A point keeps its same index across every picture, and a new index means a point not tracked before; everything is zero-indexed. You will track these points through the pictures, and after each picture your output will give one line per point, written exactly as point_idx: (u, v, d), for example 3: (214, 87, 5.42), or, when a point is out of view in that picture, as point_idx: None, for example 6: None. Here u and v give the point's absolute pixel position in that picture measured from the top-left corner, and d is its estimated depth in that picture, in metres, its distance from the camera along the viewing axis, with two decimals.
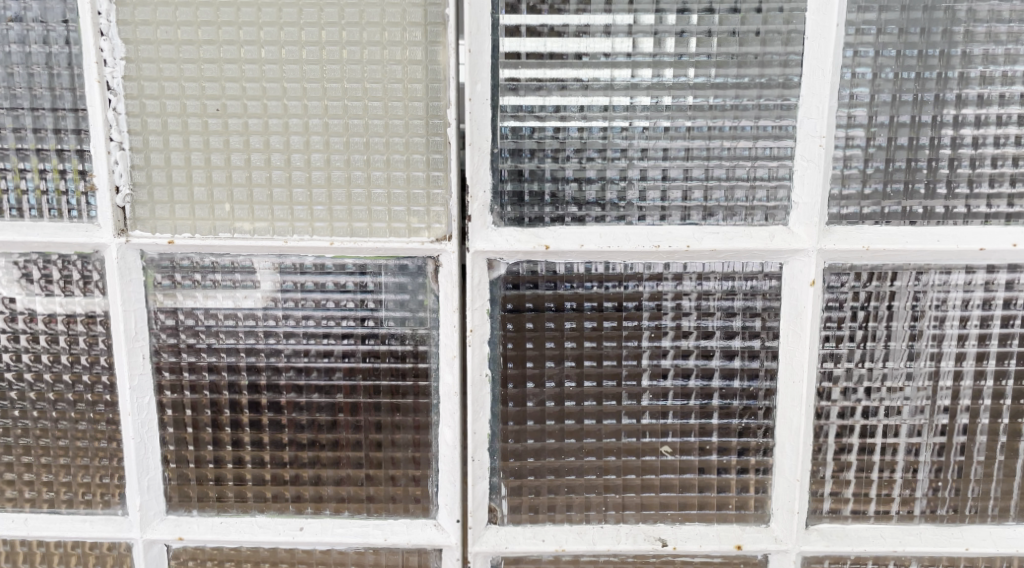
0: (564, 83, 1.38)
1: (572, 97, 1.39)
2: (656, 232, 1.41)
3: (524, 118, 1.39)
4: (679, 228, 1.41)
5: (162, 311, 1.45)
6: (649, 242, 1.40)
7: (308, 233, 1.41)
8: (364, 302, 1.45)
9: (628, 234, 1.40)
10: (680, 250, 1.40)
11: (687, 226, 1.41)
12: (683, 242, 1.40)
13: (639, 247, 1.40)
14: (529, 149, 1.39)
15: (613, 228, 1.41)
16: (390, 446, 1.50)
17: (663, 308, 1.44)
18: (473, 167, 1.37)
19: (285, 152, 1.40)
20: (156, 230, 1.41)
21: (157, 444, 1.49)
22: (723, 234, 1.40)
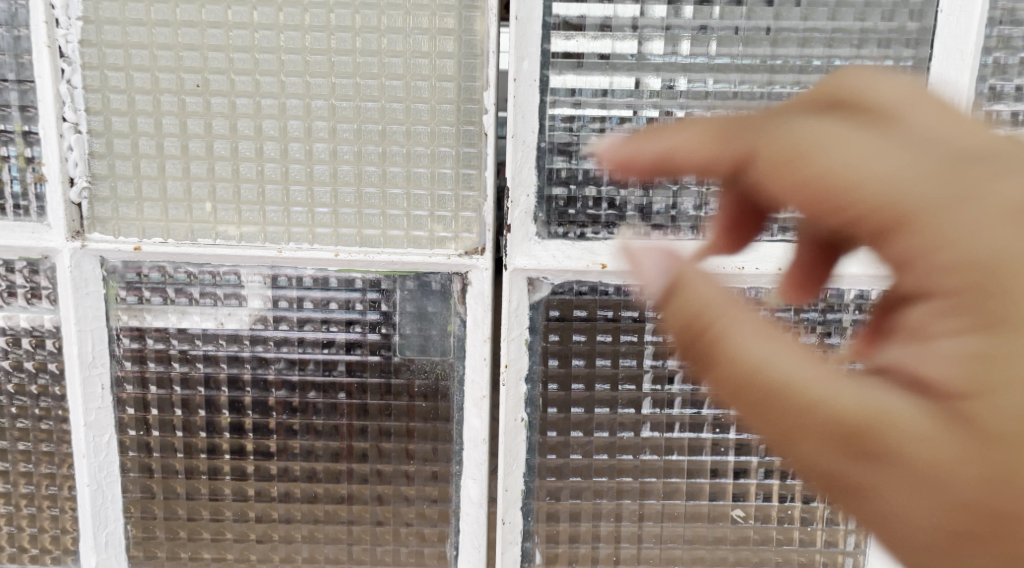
0: (634, 60, 1.12)
1: (643, 80, 1.12)
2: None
3: (583, 104, 1.12)
4: (769, 246, 1.14)
5: (126, 332, 1.18)
6: (730, 262, 1.13)
7: (308, 240, 1.15)
8: (376, 327, 1.18)
9: None
10: (770, 273, 1.13)
11: (777, 242, 1.14)
12: (772, 263, 1.14)
13: (719, 268, 1.13)
14: (586, 144, 1.13)
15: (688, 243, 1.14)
16: (401, 501, 1.23)
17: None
18: (515, 169, 1.11)
19: (281, 140, 1.12)
20: (120, 233, 1.14)
21: (118, 493, 1.22)
22: None
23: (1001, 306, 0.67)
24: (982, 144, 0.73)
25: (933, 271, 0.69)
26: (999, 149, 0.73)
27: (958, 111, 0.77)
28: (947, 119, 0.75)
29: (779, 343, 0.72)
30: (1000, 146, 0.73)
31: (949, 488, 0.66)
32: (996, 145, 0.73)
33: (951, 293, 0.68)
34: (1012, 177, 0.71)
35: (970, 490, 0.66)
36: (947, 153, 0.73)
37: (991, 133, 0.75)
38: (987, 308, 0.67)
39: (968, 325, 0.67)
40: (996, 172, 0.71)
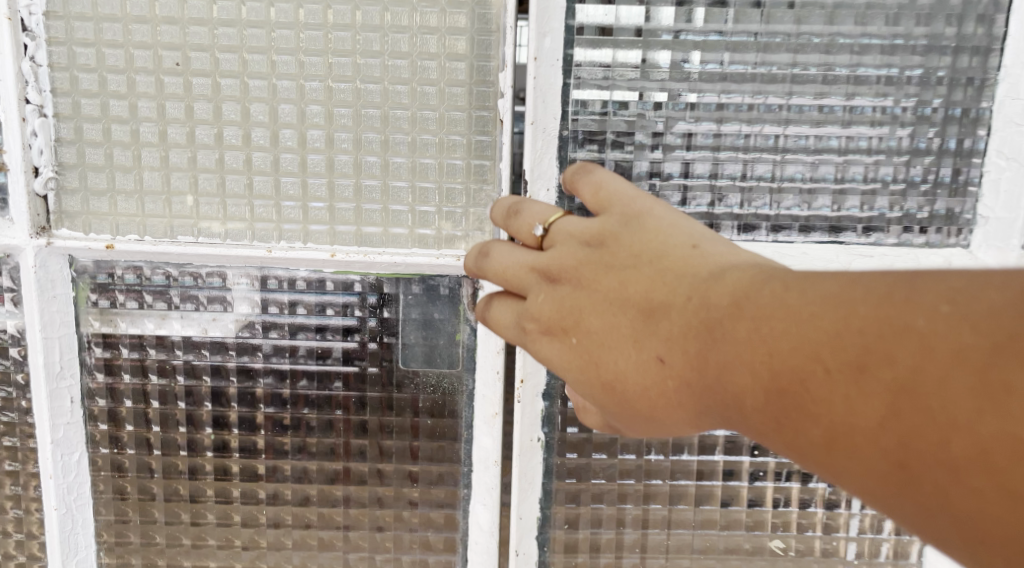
0: (679, 38, 1.00)
1: (688, 60, 1.00)
2: (785, 252, 1.02)
3: (614, 86, 1.00)
4: (819, 249, 1.02)
5: (97, 339, 1.06)
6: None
7: (301, 239, 1.02)
8: (377, 335, 1.06)
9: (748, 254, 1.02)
10: None
11: (827, 244, 1.02)
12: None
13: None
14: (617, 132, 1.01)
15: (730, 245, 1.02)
16: (403, 528, 1.11)
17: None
18: (534, 158, 1.00)
19: (271, 126, 1.00)
20: (90, 229, 1.02)
21: (89, 518, 1.10)
22: (877, 258, 1.02)
23: (644, 360, 0.79)
24: (579, 268, 0.83)
25: (616, 367, 0.81)
26: (606, 235, 0.83)
27: (569, 221, 0.85)
28: (575, 249, 0.84)
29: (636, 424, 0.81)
30: (616, 230, 0.83)
31: (847, 451, 0.71)
32: (612, 233, 0.83)
33: (644, 391, 0.79)
34: (609, 271, 0.82)
35: (820, 430, 0.71)
36: (565, 292, 0.83)
37: (591, 233, 0.84)
38: (650, 376, 0.79)
39: (655, 390, 0.79)
40: (609, 272, 0.82)
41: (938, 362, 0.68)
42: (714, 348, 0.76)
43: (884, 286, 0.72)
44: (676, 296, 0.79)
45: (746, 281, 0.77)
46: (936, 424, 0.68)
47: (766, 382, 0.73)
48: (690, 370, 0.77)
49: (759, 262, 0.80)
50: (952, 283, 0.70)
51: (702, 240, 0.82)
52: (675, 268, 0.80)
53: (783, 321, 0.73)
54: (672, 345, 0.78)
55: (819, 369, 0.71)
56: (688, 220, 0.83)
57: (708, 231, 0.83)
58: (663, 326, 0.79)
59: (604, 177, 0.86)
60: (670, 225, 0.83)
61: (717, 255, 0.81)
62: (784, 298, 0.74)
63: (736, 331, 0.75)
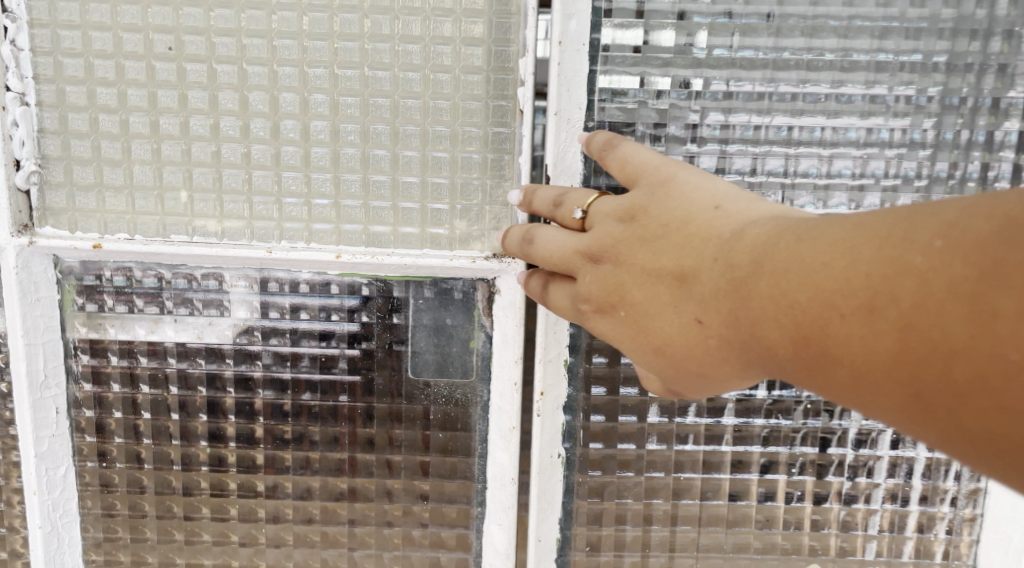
0: (733, 20, 0.92)
1: (736, 44, 0.92)
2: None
3: (648, 73, 0.93)
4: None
5: (84, 346, 0.99)
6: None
7: (303, 238, 0.95)
8: (385, 342, 0.98)
9: None
10: None
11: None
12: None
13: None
14: (647, 124, 0.93)
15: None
16: (413, 550, 1.03)
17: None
18: (556, 151, 0.92)
19: (272, 116, 0.92)
20: (77, 227, 0.94)
21: (77, 536, 1.02)
22: None
23: (683, 323, 0.82)
24: (617, 246, 0.84)
25: (662, 331, 0.83)
26: (637, 210, 0.84)
27: (604, 201, 0.86)
28: (611, 227, 0.85)
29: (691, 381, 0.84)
30: (644, 200, 0.84)
31: (882, 398, 0.72)
32: (644, 207, 0.84)
33: (688, 352, 0.82)
34: (641, 243, 0.83)
35: (852, 379, 0.73)
36: (608, 267, 0.85)
37: (624, 208, 0.85)
38: (691, 338, 0.82)
39: (699, 351, 0.81)
40: (638, 241, 0.84)
41: (937, 298, 0.70)
42: (741, 305, 0.78)
43: (884, 228, 0.73)
44: (702, 258, 0.81)
45: (760, 237, 0.78)
46: (942, 356, 0.69)
47: (790, 335, 0.75)
48: (725, 327, 0.79)
49: (781, 214, 0.81)
50: (946, 216, 0.71)
51: (724, 199, 0.82)
52: (699, 232, 0.82)
53: (798, 275, 0.75)
54: (706, 306, 0.80)
55: (834, 316, 0.73)
56: (709, 178, 0.84)
57: (730, 186, 0.84)
58: (694, 289, 0.81)
59: (629, 150, 0.86)
60: (694, 189, 0.83)
61: (739, 213, 0.82)
62: (797, 252, 0.75)
63: (756, 287, 0.77)
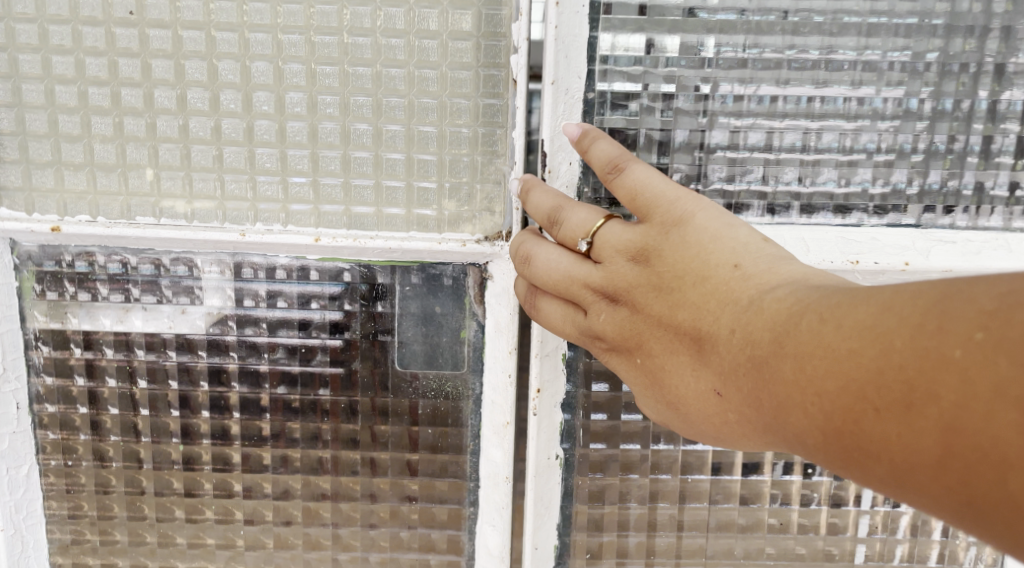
0: None
1: (750, 7, 0.85)
2: (852, 237, 0.87)
3: (655, 36, 0.85)
4: (892, 233, 0.87)
5: (45, 337, 0.92)
6: (841, 255, 0.86)
7: (279, 220, 0.87)
8: (370, 332, 0.91)
9: (815, 237, 0.87)
10: (894, 271, 0.87)
11: (902, 227, 0.88)
12: (897, 258, 0.87)
13: (827, 262, 0.86)
14: (654, 95, 0.86)
15: (783, 228, 0.87)
16: (402, 553, 0.96)
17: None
18: (553, 131, 0.84)
19: (243, 87, 0.85)
20: (33, 209, 0.87)
21: (43, 539, 0.96)
22: (960, 245, 0.87)
23: (702, 392, 0.75)
24: (631, 289, 0.78)
25: (682, 393, 0.77)
26: (650, 252, 0.78)
27: (610, 230, 0.79)
28: (623, 268, 0.78)
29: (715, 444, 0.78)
30: (658, 243, 0.77)
31: (923, 498, 0.65)
32: (656, 249, 0.77)
33: (708, 419, 0.76)
34: (655, 294, 0.77)
35: (891, 478, 0.66)
36: (625, 314, 0.79)
37: (634, 246, 0.78)
38: (710, 407, 0.75)
39: (719, 420, 0.75)
40: (654, 294, 0.77)
41: (983, 399, 0.62)
42: (761, 386, 0.71)
43: (918, 311, 0.65)
44: (717, 326, 0.74)
45: (781, 310, 0.70)
46: (993, 465, 0.62)
47: (820, 426, 0.68)
48: (745, 405, 0.72)
49: (806, 277, 0.73)
50: (987, 303, 0.63)
51: (743, 255, 0.75)
52: (715, 292, 0.74)
53: (825, 361, 0.67)
54: (725, 380, 0.73)
55: (867, 409, 0.66)
56: (729, 227, 0.76)
57: (751, 235, 0.76)
58: (712, 359, 0.74)
59: (639, 177, 0.79)
60: (711, 239, 0.76)
61: (759, 274, 0.74)
62: (820, 332, 0.68)
63: (778, 368, 0.69)
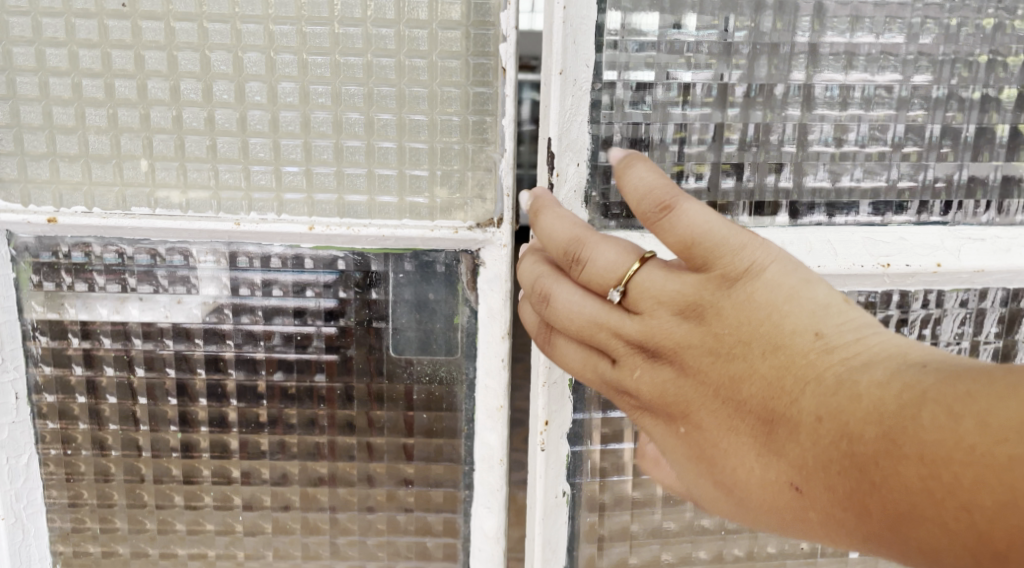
0: None
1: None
2: (879, 238, 0.92)
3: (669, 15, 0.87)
4: (919, 232, 0.92)
5: (43, 327, 0.93)
6: (871, 257, 0.91)
7: (273, 209, 0.89)
8: (363, 319, 0.92)
9: (845, 241, 0.91)
10: (926, 272, 0.92)
11: (929, 226, 0.93)
12: (928, 259, 0.92)
13: (859, 265, 0.90)
14: (671, 88, 0.88)
15: (808, 231, 0.91)
16: (398, 535, 0.98)
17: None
18: (560, 127, 0.86)
19: (235, 78, 0.86)
20: (30, 200, 0.88)
21: (44, 527, 0.97)
22: (989, 242, 0.93)
23: (775, 481, 0.70)
24: (679, 349, 0.73)
25: (748, 479, 0.72)
26: (704, 306, 0.71)
27: (650, 276, 0.73)
28: (667, 323, 0.72)
29: (783, 535, 0.73)
30: (715, 299, 0.71)
31: None
32: (712, 305, 0.71)
33: (778, 508, 0.71)
34: (713, 359, 0.71)
35: None
36: (673, 379, 0.74)
37: (683, 300, 0.72)
38: (782, 498, 0.71)
39: (793, 512, 0.71)
40: (716, 363, 0.71)
41: None
42: (865, 485, 0.65)
43: None
44: (801, 412, 0.68)
45: (888, 397, 0.65)
46: None
47: (948, 532, 0.63)
48: (833, 501, 0.67)
49: (901, 351, 0.68)
50: None
51: (823, 321, 0.69)
52: (795, 365, 0.69)
53: (956, 462, 0.62)
54: (808, 474, 0.68)
55: (1012, 518, 0.60)
56: (804, 285, 0.70)
57: (831, 295, 0.70)
58: (791, 449, 0.69)
59: (694, 220, 0.70)
60: (784, 299, 0.70)
61: (846, 345, 0.68)
62: (945, 427, 0.62)
63: (894, 469, 0.64)
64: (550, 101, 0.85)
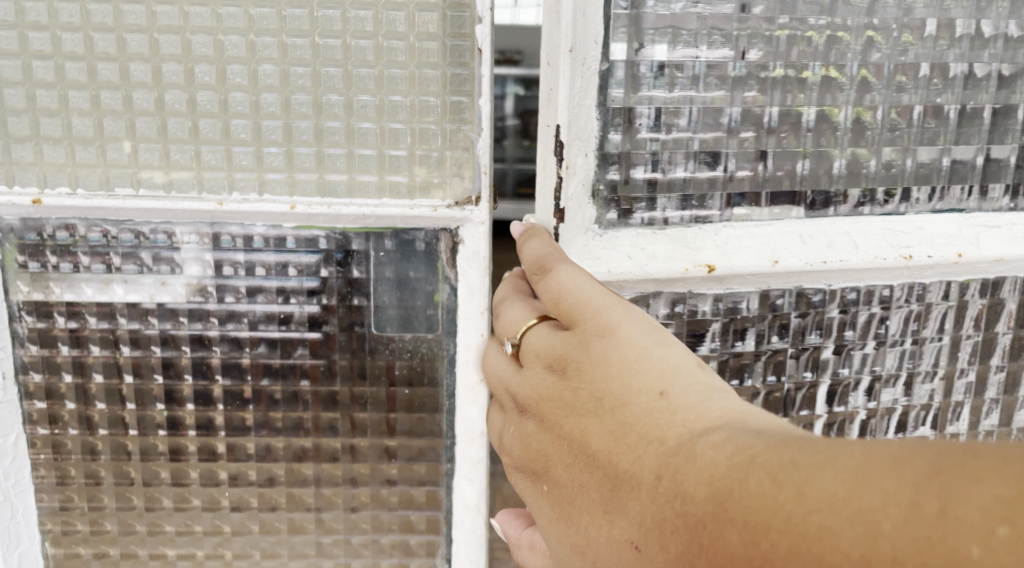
0: None
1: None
2: (898, 229, 0.96)
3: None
4: (936, 221, 0.97)
5: (29, 308, 0.94)
6: (893, 249, 0.96)
7: (255, 189, 0.90)
8: (345, 297, 0.94)
9: (865, 235, 0.95)
10: (947, 262, 0.97)
11: (944, 214, 0.97)
12: (950, 250, 0.97)
13: (882, 258, 0.95)
14: (683, 70, 0.90)
15: (826, 223, 0.95)
16: (381, 507, 1.00)
17: (889, 356, 1.03)
18: (569, 114, 0.88)
19: (217, 60, 0.88)
20: (15, 182, 0.89)
21: (31, 505, 0.99)
22: (1004, 230, 0.98)
23: (621, 540, 0.71)
24: (545, 400, 0.79)
25: (597, 536, 0.74)
26: (563, 361, 0.78)
27: (536, 336, 0.81)
28: (540, 375, 0.80)
29: None
30: (576, 357, 0.77)
31: None
32: (573, 361, 0.77)
33: None
34: (570, 412, 0.77)
35: None
36: (539, 432, 0.80)
37: (552, 355, 0.79)
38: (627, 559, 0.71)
39: None
40: (579, 421, 0.76)
41: None
42: (697, 550, 0.65)
43: (909, 487, 0.59)
44: (643, 469, 0.70)
45: (718, 464, 0.65)
46: None
47: None
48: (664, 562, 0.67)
49: (740, 417, 0.69)
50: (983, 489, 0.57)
51: (672, 383, 0.72)
52: (637, 424, 0.72)
53: (776, 531, 0.61)
54: (649, 531, 0.69)
55: None
56: (658, 347, 0.74)
57: (684, 359, 0.74)
58: (632, 507, 0.70)
59: (565, 280, 0.80)
60: (634, 358, 0.74)
61: (690, 408, 0.70)
62: (767, 496, 0.62)
63: (720, 534, 0.64)
64: (559, 85, 0.87)
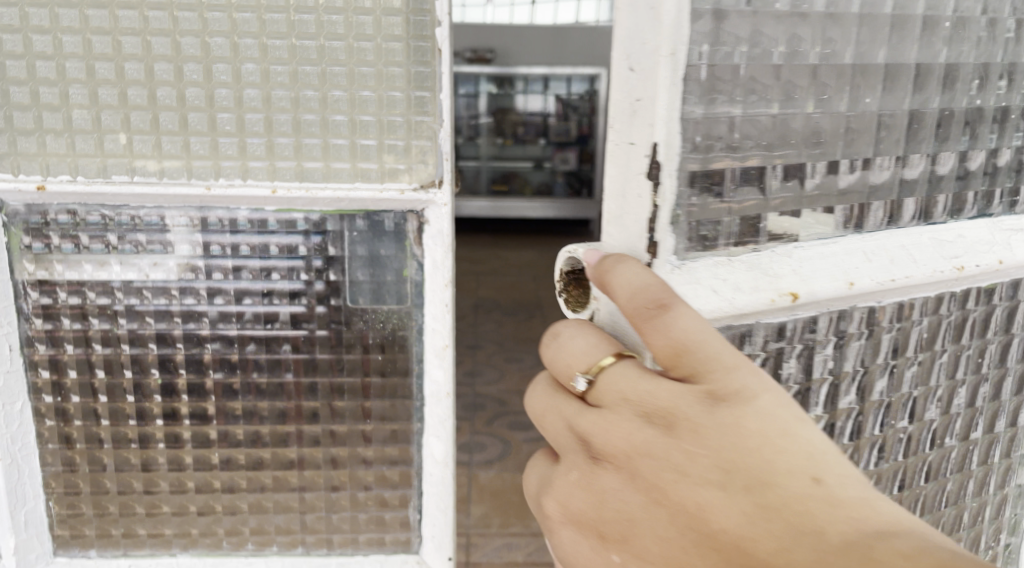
0: None
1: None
2: (944, 240, 1.02)
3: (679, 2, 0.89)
4: (973, 229, 1.05)
5: (34, 286, 1.03)
6: (945, 261, 1.01)
7: (240, 176, 1.00)
8: (323, 272, 1.04)
9: (915, 250, 1.00)
10: (990, 267, 1.05)
11: (977, 220, 1.05)
12: (994, 257, 1.05)
13: (938, 271, 1.01)
14: None
15: (884, 239, 0.98)
16: (356, 462, 1.11)
17: (934, 369, 1.10)
18: (665, 125, 0.85)
19: (203, 60, 0.97)
20: (19, 170, 0.99)
21: (37, 467, 1.08)
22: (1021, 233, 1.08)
23: None
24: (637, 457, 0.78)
25: None
26: (677, 423, 0.77)
27: (622, 374, 0.80)
28: (642, 432, 0.78)
29: None
30: (698, 423, 0.76)
31: None
32: (695, 428, 0.76)
33: None
34: (681, 477, 0.77)
35: None
36: (621, 487, 0.79)
37: (662, 413, 0.77)
38: None
39: None
40: (704, 492, 0.76)
41: None
42: None
43: None
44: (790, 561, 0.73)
45: None
46: None
47: None
48: None
49: (891, 515, 0.73)
50: None
51: (822, 469, 0.75)
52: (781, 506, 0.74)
53: None
54: None
55: None
56: (799, 426, 0.76)
57: (821, 442, 0.76)
58: None
59: (683, 330, 0.78)
60: (781, 436, 0.75)
61: (836, 495, 0.74)
62: None
63: None
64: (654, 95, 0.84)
